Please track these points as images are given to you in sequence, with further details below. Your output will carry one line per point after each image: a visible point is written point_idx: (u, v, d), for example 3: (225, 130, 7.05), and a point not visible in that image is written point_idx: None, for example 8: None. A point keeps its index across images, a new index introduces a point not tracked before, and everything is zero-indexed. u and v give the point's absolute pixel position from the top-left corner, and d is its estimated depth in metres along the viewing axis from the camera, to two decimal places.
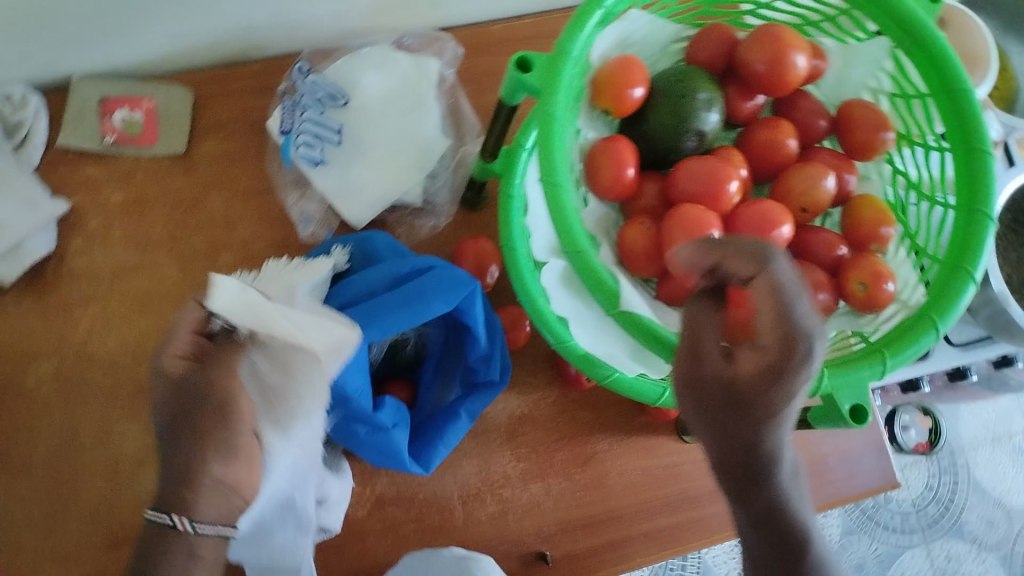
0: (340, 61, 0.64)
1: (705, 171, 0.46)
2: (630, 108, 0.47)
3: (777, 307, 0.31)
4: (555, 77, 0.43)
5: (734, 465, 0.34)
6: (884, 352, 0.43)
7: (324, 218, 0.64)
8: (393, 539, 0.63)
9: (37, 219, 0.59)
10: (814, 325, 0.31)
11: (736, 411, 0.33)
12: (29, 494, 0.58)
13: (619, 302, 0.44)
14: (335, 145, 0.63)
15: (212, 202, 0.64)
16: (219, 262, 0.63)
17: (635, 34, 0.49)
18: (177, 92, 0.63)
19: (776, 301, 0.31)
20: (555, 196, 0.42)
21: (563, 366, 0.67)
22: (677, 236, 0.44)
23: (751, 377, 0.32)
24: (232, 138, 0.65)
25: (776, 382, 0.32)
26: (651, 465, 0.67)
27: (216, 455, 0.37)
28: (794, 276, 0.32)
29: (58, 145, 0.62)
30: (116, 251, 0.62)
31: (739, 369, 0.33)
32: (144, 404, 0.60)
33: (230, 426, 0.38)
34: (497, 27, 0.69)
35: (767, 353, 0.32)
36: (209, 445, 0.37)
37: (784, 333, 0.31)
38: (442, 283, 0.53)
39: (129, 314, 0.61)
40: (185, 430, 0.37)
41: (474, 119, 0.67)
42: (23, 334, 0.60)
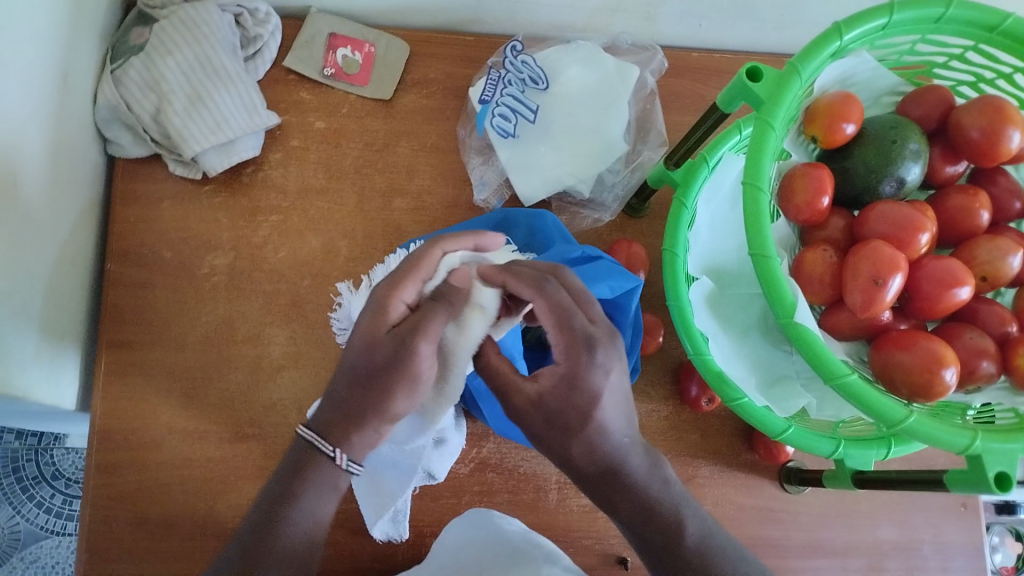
0: (552, 48, 0.69)
1: (900, 215, 0.47)
2: (838, 141, 0.49)
3: (560, 317, 0.46)
4: (781, 89, 0.45)
5: (593, 479, 0.46)
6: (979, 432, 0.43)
7: (498, 187, 0.69)
8: (487, 502, 0.65)
9: (254, 124, 0.65)
10: (575, 326, 0.45)
11: (551, 419, 0.45)
12: (178, 364, 0.63)
13: (794, 313, 0.43)
14: (528, 123, 0.68)
15: (403, 149, 0.69)
16: (394, 204, 0.68)
17: (856, 77, 0.52)
18: (397, 44, 0.70)
19: (560, 314, 0.46)
20: (752, 197, 0.44)
21: (684, 386, 0.67)
22: (861, 269, 0.45)
23: (551, 389, 0.45)
24: (434, 97, 0.71)
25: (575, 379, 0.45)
26: (747, 502, 0.67)
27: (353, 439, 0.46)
28: (567, 298, 0.46)
29: (284, 65, 0.69)
30: (306, 172, 0.68)
31: (540, 386, 0.46)
32: (297, 315, 0.65)
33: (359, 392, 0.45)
34: (694, 56, 0.74)
35: (559, 369, 0.46)
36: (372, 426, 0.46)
37: (573, 344, 0.45)
38: (610, 270, 0.59)
39: (304, 230, 0.67)
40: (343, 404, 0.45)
41: (661, 129, 0.71)
42: (208, 223, 0.66)
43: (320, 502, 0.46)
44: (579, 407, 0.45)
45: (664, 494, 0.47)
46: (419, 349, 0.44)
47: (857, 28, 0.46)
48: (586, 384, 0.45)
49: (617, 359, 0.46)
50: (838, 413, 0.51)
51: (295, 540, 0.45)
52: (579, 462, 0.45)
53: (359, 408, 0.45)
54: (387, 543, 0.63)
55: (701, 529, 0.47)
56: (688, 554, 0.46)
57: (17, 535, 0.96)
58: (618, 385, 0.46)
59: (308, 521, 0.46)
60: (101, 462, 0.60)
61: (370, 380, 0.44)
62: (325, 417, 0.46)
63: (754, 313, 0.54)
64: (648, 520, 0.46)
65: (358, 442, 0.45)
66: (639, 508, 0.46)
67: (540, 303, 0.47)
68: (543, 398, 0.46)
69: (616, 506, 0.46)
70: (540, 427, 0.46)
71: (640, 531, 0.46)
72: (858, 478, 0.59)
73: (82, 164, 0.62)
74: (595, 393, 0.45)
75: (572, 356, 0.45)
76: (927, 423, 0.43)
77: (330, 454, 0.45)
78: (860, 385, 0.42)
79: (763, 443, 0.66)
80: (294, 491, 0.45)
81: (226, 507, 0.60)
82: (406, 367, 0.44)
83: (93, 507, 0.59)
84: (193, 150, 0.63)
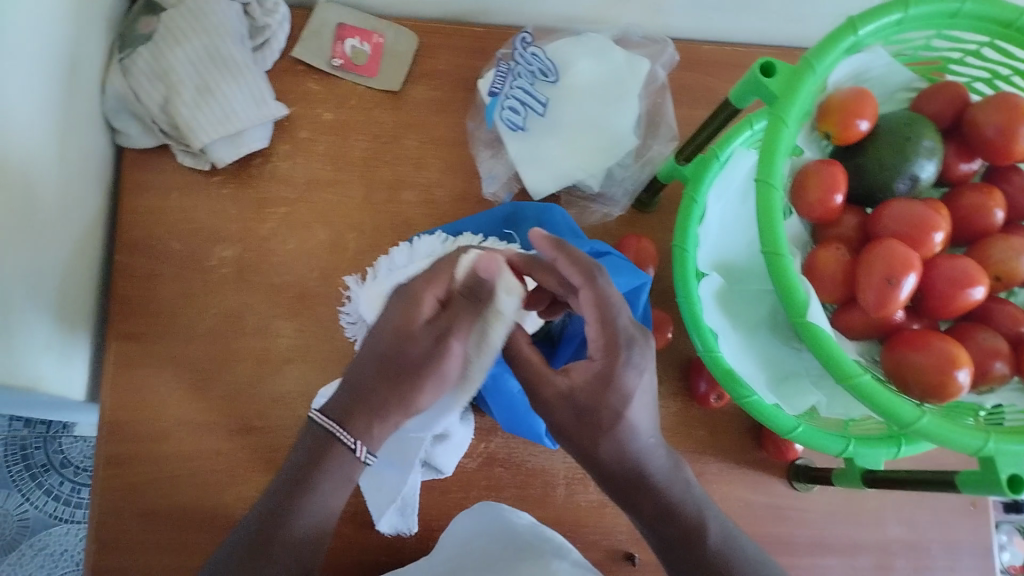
0: (562, 40, 0.69)
1: (913, 213, 0.47)
2: (852, 138, 0.48)
3: (604, 314, 0.46)
4: (796, 85, 0.45)
5: (619, 478, 0.46)
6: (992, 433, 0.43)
7: (508, 181, 0.69)
8: (494, 496, 0.64)
9: (262, 115, 0.65)
10: (625, 326, 0.46)
11: (584, 418, 0.45)
12: (186, 356, 0.62)
13: (806, 312, 0.42)
14: (537, 116, 0.67)
15: (412, 141, 0.69)
16: (403, 196, 0.68)
17: (870, 73, 0.51)
18: (406, 35, 0.70)
19: (604, 311, 0.46)
20: (766, 195, 0.43)
21: (693, 382, 0.67)
22: (874, 268, 0.45)
23: (585, 386, 0.46)
24: (443, 89, 0.70)
25: (607, 384, 0.45)
26: (755, 499, 0.67)
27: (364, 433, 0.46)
28: (614, 294, 0.47)
29: (292, 56, 0.69)
30: (315, 163, 0.68)
31: (573, 382, 0.46)
32: (305, 307, 0.65)
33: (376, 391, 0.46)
34: (706, 49, 0.73)
35: (594, 366, 0.46)
36: (378, 422, 0.46)
37: (610, 343, 0.46)
38: (619, 266, 0.58)
39: (313, 222, 0.66)
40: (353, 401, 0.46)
41: (672, 122, 0.70)
42: (217, 215, 0.65)
43: (334, 491, 0.46)
44: (609, 405, 0.45)
45: (688, 495, 0.47)
46: (452, 345, 0.47)
47: (872, 23, 0.45)
48: (620, 383, 0.45)
49: (650, 360, 0.47)
50: (846, 413, 0.51)
51: (308, 528, 0.45)
52: (607, 463, 0.46)
53: (369, 405, 0.46)
54: (394, 537, 0.63)
55: (725, 533, 0.48)
56: (709, 554, 0.46)
57: (25, 522, 0.97)
58: (648, 384, 0.46)
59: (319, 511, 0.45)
60: (109, 454, 0.60)
61: (400, 372, 0.46)
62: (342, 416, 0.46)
63: (764, 308, 0.54)
64: (669, 521, 0.46)
65: (378, 433, 0.46)
66: (662, 507, 0.46)
67: (586, 297, 0.47)
68: (574, 393, 0.46)
69: (639, 507, 0.46)
70: (568, 421, 0.46)
71: (660, 530, 0.47)
72: (867, 478, 0.59)
73: (90, 155, 0.62)
74: (626, 394, 0.45)
75: (609, 354, 0.45)
76: (941, 425, 0.42)
77: (351, 445, 0.45)
78: (873, 384, 0.42)
79: (772, 440, 0.66)
80: (310, 481, 0.45)
81: (234, 499, 0.60)
82: (437, 361, 0.47)
83: (102, 499, 0.59)
84: (202, 141, 0.63)
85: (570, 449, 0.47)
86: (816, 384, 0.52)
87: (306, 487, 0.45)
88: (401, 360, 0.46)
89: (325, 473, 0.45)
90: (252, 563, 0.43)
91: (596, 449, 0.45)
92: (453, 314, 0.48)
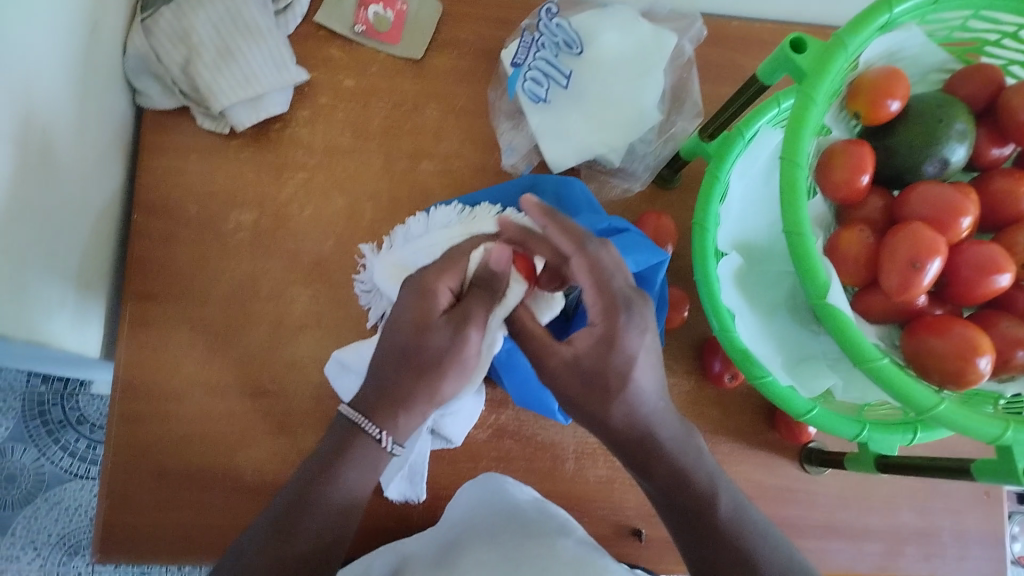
0: (587, 12, 0.68)
1: (940, 195, 0.46)
2: (881, 119, 0.47)
3: (595, 282, 0.46)
4: (825, 63, 0.44)
5: (631, 441, 0.46)
6: (1011, 420, 0.42)
7: (528, 153, 0.68)
8: (504, 469, 0.65)
9: (282, 80, 0.65)
10: (618, 290, 0.45)
11: (592, 385, 0.45)
12: (202, 319, 0.63)
13: (827, 293, 0.42)
14: (561, 88, 0.66)
15: (432, 110, 0.69)
16: (422, 165, 0.68)
17: (903, 52, 0.50)
18: (430, 3, 0.69)
19: (595, 279, 0.46)
20: (790, 174, 0.42)
21: (707, 362, 0.66)
22: (899, 252, 0.44)
23: (589, 351, 0.45)
24: (466, 58, 0.70)
25: (610, 346, 0.44)
26: (765, 480, 0.66)
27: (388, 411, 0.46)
28: (605, 260, 0.46)
29: (315, 21, 0.68)
30: (334, 130, 0.67)
31: (576, 349, 0.45)
32: (321, 274, 0.65)
33: (399, 373, 0.46)
34: (734, 25, 0.72)
35: (596, 330, 0.45)
36: (396, 395, 0.46)
37: (608, 308, 0.45)
38: (638, 243, 0.58)
39: (331, 189, 0.66)
40: (377, 382, 0.47)
41: (697, 99, 0.69)
42: (235, 179, 0.65)
43: (360, 477, 0.47)
44: (615, 367, 0.44)
45: (700, 467, 0.47)
46: (469, 335, 0.46)
47: (908, 1, 0.44)
48: (624, 344, 0.44)
49: (650, 320, 0.46)
50: (862, 398, 0.50)
51: (333, 510, 0.46)
52: (617, 426, 0.45)
53: (389, 382, 0.46)
54: (403, 504, 0.63)
55: (739, 504, 0.48)
56: (721, 523, 0.46)
57: (42, 477, 0.98)
58: (651, 345, 0.46)
59: (342, 494, 0.46)
60: (123, 412, 0.60)
61: (422, 363, 0.46)
62: (365, 398, 0.47)
63: (783, 292, 0.53)
64: (680, 490, 0.47)
65: (403, 423, 0.46)
66: (674, 472, 0.47)
67: (577, 265, 0.46)
68: (579, 359, 0.45)
69: (652, 473, 0.47)
70: (574, 390, 0.45)
71: (672, 495, 0.47)
72: (881, 463, 0.58)
73: (110, 114, 0.61)
74: (630, 355, 0.44)
75: (610, 316, 0.45)
76: (957, 411, 0.42)
77: (374, 435, 0.46)
78: (892, 368, 0.41)
79: (785, 422, 0.65)
80: (335, 467, 0.46)
81: (247, 462, 0.61)
82: (455, 351, 0.46)
83: (114, 454, 0.60)
84: (221, 104, 0.63)
85: (577, 416, 0.46)
86: (831, 368, 0.50)
87: (331, 472, 0.46)
88: (414, 351, 0.46)
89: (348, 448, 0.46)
90: (273, 544, 0.44)
91: (606, 416, 0.45)
92: (468, 304, 0.47)
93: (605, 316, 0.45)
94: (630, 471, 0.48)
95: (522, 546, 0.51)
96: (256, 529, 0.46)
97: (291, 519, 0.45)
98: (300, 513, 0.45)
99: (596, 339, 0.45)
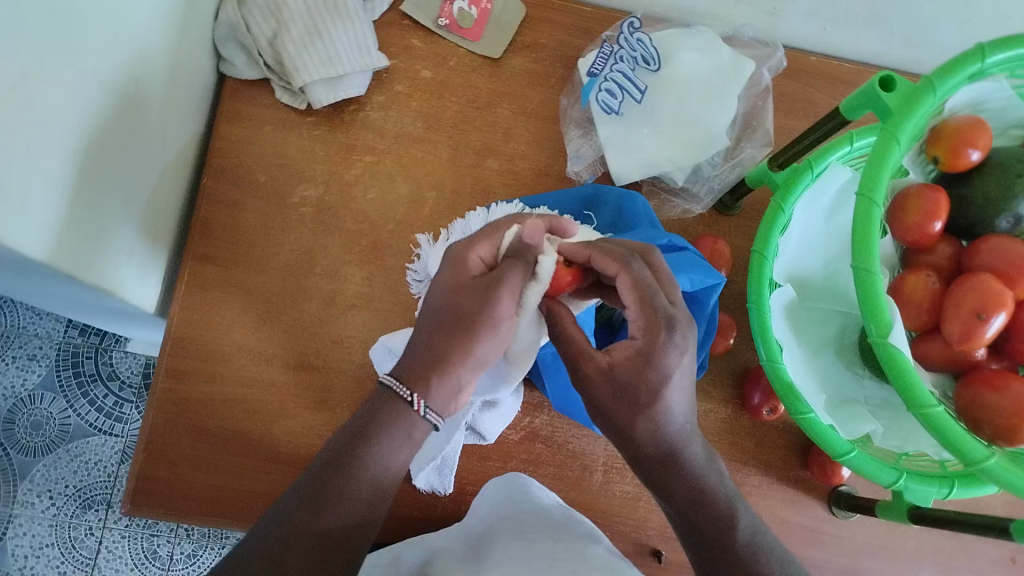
0: (670, 31, 0.68)
1: (1010, 249, 0.45)
2: (961, 167, 0.47)
3: (640, 298, 0.46)
4: (912, 104, 0.44)
5: (655, 456, 0.45)
6: None
7: (593, 162, 0.69)
8: (532, 472, 0.65)
9: (364, 63, 0.66)
10: (664, 307, 0.45)
11: (630, 400, 0.45)
12: (257, 287, 0.64)
13: (889, 334, 0.41)
14: (634, 102, 0.67)
15: (504, 110, 0.70)
16: (487, 163, 0.68)
17: (989, 104, 0.50)
18: (514, 5, 0.70)
19: (640, 294, 0.46)
20: (865, 210, 0.42)
21: (747, 393, 0.66)
22: (966, 301, 0.44)
23: (626, 362, 0.45)
24: (542, 63, 0.71)
25: (646, 362, 0.44)
26: (792, 518, 0.66)
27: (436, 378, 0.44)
28: (648, 275, 0.47)
29: (401, 10, 0.69)
30: (406, 118, 0.68)
31: (614, 359, 0.46)
32: (375, 258, 0.66)
33: (442, 340, 0.45)
34: (812, 61, 0.72)
35: (636, 344, 0.45)
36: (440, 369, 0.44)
37: (648, 323, 0.45)
38: (695, 262, 0.57)
39: (396, 176, 0.67)
40: (427, 351, 0.45)
41: (769, 129, 0.69)
42: (305, 155, 0.67)
43: (393, 449, 0.44)
44: (648, 382, 0.44)
45: (721, 489, 0.47)
46: (500, 298, 0.45)
47: (1003, 52, 0.44)
48: (662, 362, 0.44)
49: (691, 342, 0.46)
50: (902, 446, 0.49)
51: (365, 481, 0.43)
52: (642, 438, 0.45)
53: (438, 349, 0.45)
54: (430, 494, 0.63)
55: (759, 529, 0.47)
56: (740, 549, 0.45)
57: (67, 427, 1.00)
58: (688, 367, 0.46)
59: (376, 468, 0.44)
60: (171, 367, 0.61)
61: (456, 325, 0.45)
62: (406, 365, 0.45)
63: (832, 331, 0.53)
64: (699, 510, 0.46)
65: (436, 389, 0.44)
66: (693, 493, 0.46)
67: (625, 280, 0.47)
68: (614, 369, 0.45)
69: (671, 491, 0.46)
70: (606, 398, 0.45)
71: (688, 514, 0.46)
72: (914, 513, 0.57)
73: (195, 76, 0.63)
74: (666, 373, 0.44)
75: (651, 333, 0.45)
76: (1008, 468, 0.41)
77: (407, 399, 0.44)
78: (946, 417, 0.40)
79: (818, 463, 0.65)
80: (370, 437, 0.44)
81: (282, 432, 0.62)
82: (486, 313, 0.45)
83: (157, 408, 0.61)
84: (303, 81, 0.64)
85: (605, 426, 0.46)
86: (873, 414, 0.50)
87: (363, 442, 0.44)
88: (446, 316, 0.45)
89: (381, 415, 0.44)
90: (307, 510, 0.42)
91: (637, 427, 0.45)
92: (499, 271, 0.46)
93: (648, 331, 0.45)
94: (648, 488, 0.47)
95: (550, 546, 0.51)
96: (286, 501, 0.43)
97: (324, 487, 0.42)
98: (330, 480, 0.43)
99: (634, 354, 0.45)
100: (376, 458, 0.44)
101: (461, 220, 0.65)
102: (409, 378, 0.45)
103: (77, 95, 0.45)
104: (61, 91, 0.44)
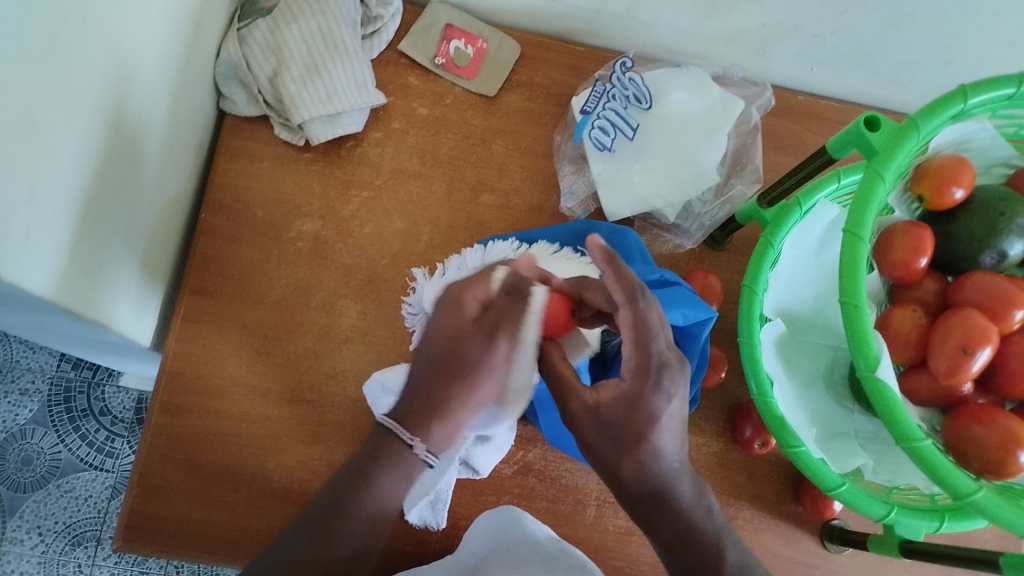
0: (659, 71, 0.70)
1: (994, 287, 0.46)
2: (945, 205, 0.48)
3: (636, 335, 0.44)
4: (897, 142, 0.45)
5: (645, 496, 0.46)
6: None
7: (586, 199, 0.70)
8: (525, 506, 0.65)
9: (361, 101, 0.67)
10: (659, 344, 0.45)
11: (619, 442, 0.45)
12: (253, 320, 0.64)
13: (877, 368, 0.42)
14: (626, 139, 0.69)
15: (498, 147, 0.71)
16: (481, 199, 0.70)
17: (971, 144, 0.51)
18: (509, 46, 0.72)
19: (636, 331, 0.44)
20: (851, 245, 0.43)
21: (739, 427, 0.66)
22: (951, 336, 0.45)
23: (613, 403, 0.45)
24: (536, 102, 0.72)
25: (633, 405, 0.44)
26: (785, 553, 0.66)
27: (436, 422, 0.44)
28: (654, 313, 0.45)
29: (398, 49, 0.71)
30: (402, 154, 0.70)
31: (601, 399, 0.45)
32: (370, 292, 0.66)
33: (442, 385, 0.44)
34: (799, 100, 0.74)
35: (623, 385, 0.45)
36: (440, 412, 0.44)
37: (638, 364, 0.44)
38: (686, 297, 0.58)
39: (391, 212, 0.68)
40: (422, 396, 0.45)
41: (758, 166, 0.71)
42: (303, 190, 0.68)
43: (392, 488, 0.45)
44: (636, 426, 0.44)
45: (710, 525, 0.47)
46: (499, 345, 0.45)
47: (983, 93, 0.45)
48: (648, 405, 0.44)
49: (681, 386, 0.46)
50: (892, 479, 0.50)
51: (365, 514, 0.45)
52: (628, 480, 0.45)
53: (431, 395, 0.44)
54: (423, 529, 0.63)
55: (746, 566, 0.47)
56: None
57: (57, 463, 0.99)
58: (677, 410, 0.45)
59: (375, 501, 0.45)
60: (165, 401, 0.62)
61: (452, 372, 0.44)
62: (405, 406, 0.45)
63: (821, 363, 0.54)
64: (687, 546, 0.46)
65: (438, 431, 0.44)
66: (683, 532, 0.46)
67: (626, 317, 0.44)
68: (601, 409, 0.45)
69: (660, 529, 0.47)
70: (595, 437, 0.45)
71: (676, 548, 0.47)
72: (906, 548, 0.58)
73: (195, 112, 0.64)
74: (653, 416, 0.44)
75: (639, 376, 0.44)
76: (995, 501, 0.41)
77: (408, 442, 0.44)
78: (933, 450, 0.41)
79: (810, 496, 0.65)
80: (370, 476, 0.45)
81: (274, 466, 0.62)
82: (485, 362, 0.45)
83: (151, 443, 0.61)
84: (302, 117, 0.65)
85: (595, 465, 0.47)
86: (863, 447, 0.51)
87: (365, 482, 0.45)
88: (444, 359, 0.45)
89: (382, 457, 0.45)
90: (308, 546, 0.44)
91: (625, 469, 0.45)
92: (497, 313, 0.45)
93: (638, 369, 0.44)
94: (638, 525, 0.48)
95: None
96: (287, 539, 0.45)
97: (326, 523, 0.45)
98: (330, 519, 0.45)
99: (624, 398, 0.44)
100: (376, 494, 0.45)
101: (456, 255, 0.66)
102: (409, 421, 0.44)
103: (82, 130, 0.46)
104: (66, 127, 0.45)
